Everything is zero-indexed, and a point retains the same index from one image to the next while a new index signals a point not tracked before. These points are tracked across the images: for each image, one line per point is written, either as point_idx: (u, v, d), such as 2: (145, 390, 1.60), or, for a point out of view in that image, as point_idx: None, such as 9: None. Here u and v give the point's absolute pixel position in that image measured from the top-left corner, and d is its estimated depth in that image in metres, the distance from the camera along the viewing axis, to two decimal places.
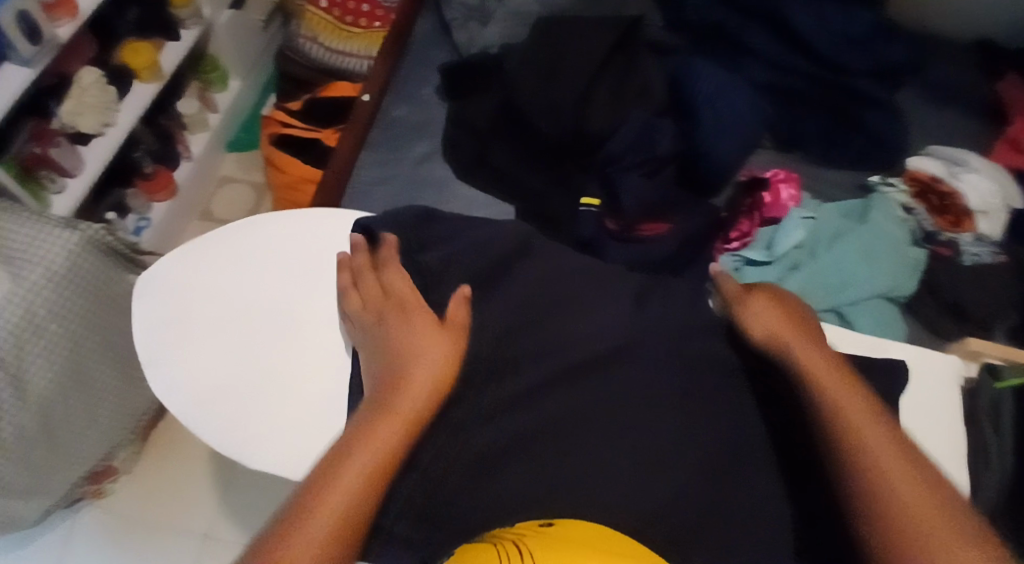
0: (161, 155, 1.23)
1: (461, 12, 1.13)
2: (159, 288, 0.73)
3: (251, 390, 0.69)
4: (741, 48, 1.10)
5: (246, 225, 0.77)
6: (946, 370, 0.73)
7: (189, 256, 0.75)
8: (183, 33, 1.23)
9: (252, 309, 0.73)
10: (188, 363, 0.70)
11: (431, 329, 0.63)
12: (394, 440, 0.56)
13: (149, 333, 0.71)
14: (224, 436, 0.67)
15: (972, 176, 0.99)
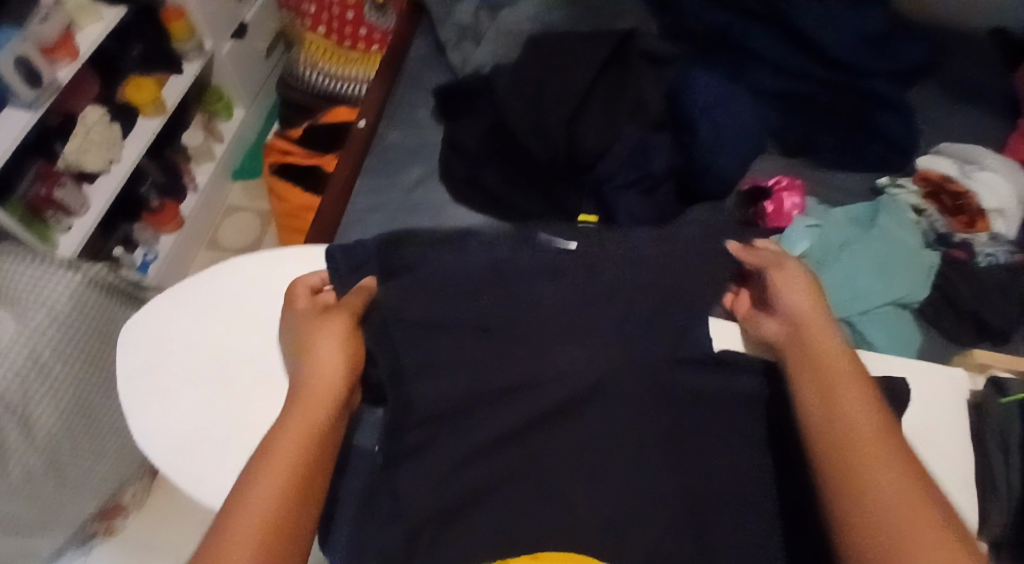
0: (167, 187, 1.25)
1: (455, 33, 1.12)
2: (144, 335, 0.72)
3: (232, 434, 0.67)
4: (738, 55, 1.07)
5: (229, 268, 0.76)
6: (957, 382, 0.70)
7: (172, 302, 0.74)
8: (186, 66, 1.24)
9: (233, 353, 0.71)
10: (169, 411, 0.68)
11: (331, 332, 0.61)
12: (303, 434, 0.53)
13: (130, 381, 0.70)
14: (205, 483, 0.65)
15: (986, 175, 0.95)
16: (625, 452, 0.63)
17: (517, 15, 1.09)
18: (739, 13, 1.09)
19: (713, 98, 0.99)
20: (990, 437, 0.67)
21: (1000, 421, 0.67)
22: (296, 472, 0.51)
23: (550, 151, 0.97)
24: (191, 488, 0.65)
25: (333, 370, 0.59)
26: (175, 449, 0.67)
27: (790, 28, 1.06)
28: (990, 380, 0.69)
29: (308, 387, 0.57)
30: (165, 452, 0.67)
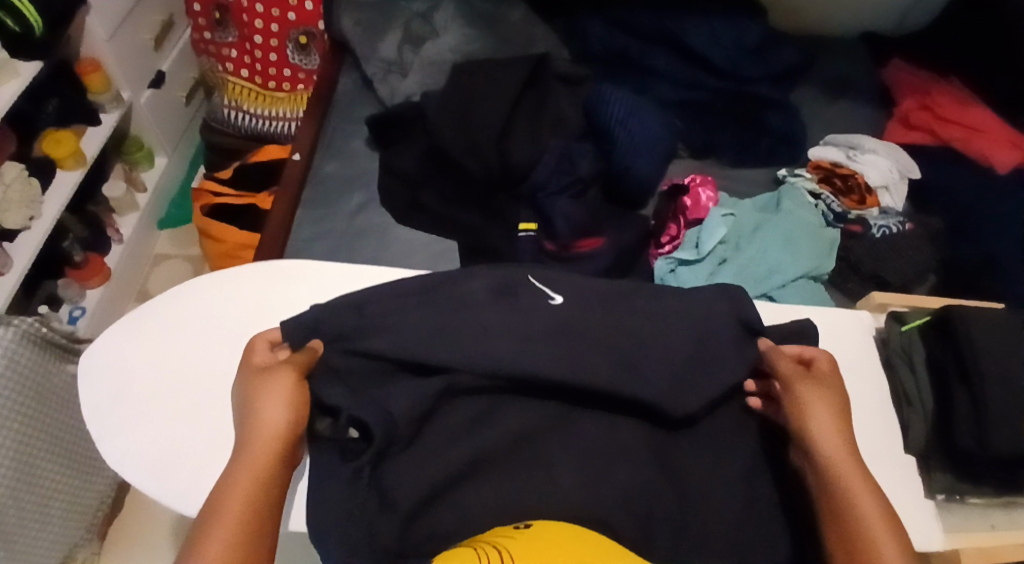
0: (91, 242, 1.21)
1: (381, 67, 1.16)
2: (106, 363, 0.74)
3: (208, 447, 0.70)
4: (646, 70, 1.17)
5: (184, 292, 0.79)
6: (862, 320, 0.81)
7: (130, 328, 0.76)
8: (104, 117, 1.22)
9: (199, 370, 0.74)
10: (143, 431, 0.70)
11: (276, 395, 0.62)
12: (247, 496, 0.56)
13: (98, 409, 0.71)
14: (183, 495, 0.68)
15: (869, 157, 1.08)
16: (589, 413, 0.68)
17: (439, 47, 1.16)
18: (641, 33, 1.18)
19: (626, 110, 1.07)
20: (897, 361, 0.77)
21: (901, 342, 0.78)
22: (239, 547, 0.54)
23: (486, 165, 1.02)
24: (170, 501, 0.68)
25: (279, 432, 0.60)
26: (150, 467, 0.69)
27: (689, 42, 1.16)
28: (889, 313, 0.81)
29: (252, 451, 0.59)
30: (140, 472, 0.69)
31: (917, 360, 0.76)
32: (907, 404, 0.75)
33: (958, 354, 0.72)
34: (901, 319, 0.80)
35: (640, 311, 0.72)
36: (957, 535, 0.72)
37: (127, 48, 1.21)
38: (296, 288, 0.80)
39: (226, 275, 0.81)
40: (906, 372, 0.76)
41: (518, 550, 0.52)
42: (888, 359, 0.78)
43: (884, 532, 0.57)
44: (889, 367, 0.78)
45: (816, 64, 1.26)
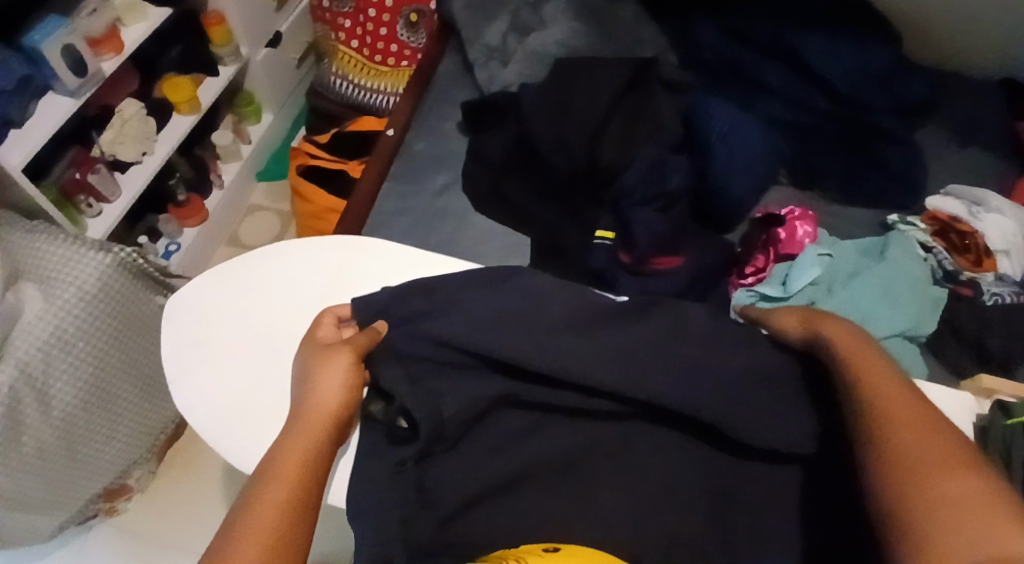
0: (195, 183, 1.28)
1: (484, 52, 1.15)
2: (188, 308, 0.77)
3: (270, 408, 0.72)
4: (757, 88, 1.10)
5: (267, 253, 0.81)
6: (964, 400, 0.75)
7: (214, 279, 0.79)
8: (222, 69, 1.27)
9: (272, 331, 0.76)
10: (213, 381, 0.73)
11: (337, 368, 0.63)
12: (298, 464, 0.55)
13: (176, 351, 0.75)
14: (234, 449, 0.70)
15: (991, 217, 0.98)
16: (645, 443, 0.65)
17: (545, 39, 1.13)
18: (759, 48, 1.11)
19: (728, 124, 1.01)
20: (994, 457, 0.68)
21: (1001, 436, 0.69)
22: (292, 503, 0.52)
23: (572, 164, 0.99)
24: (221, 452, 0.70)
25: (334, 407, 0.60)
26: (215, 417, 0.72)
27: (809, 65, 1.08)
28: (995, 403, 0.72)
29: (307, 416, 0.59)
30: (206, 419, 0.72)
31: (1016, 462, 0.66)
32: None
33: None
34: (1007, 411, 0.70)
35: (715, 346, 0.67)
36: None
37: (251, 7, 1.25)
38: (373, 263, 0.81)
39: (313, 241, 0.83)
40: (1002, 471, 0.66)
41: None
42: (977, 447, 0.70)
43: (889, 389, 0.55)
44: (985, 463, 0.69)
45: (948, 106, 1.16)
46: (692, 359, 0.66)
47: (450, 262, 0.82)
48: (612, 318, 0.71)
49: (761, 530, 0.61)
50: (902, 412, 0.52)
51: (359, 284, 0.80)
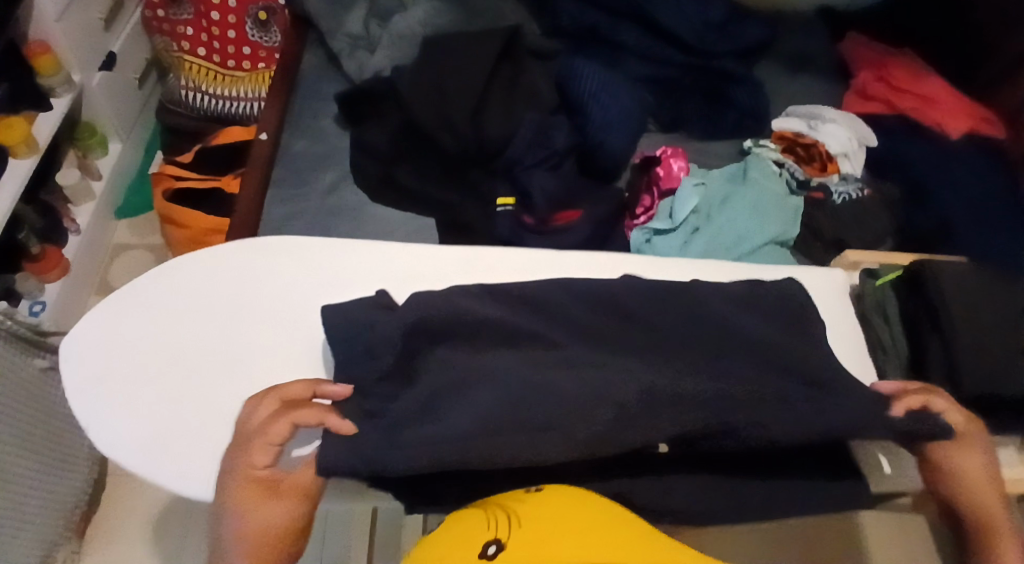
0: (47, 231, 1.16)
1: (347, 42, 1.14)
2: (86, 345, 0.63)
3: (215, 425, 0.61)
4: (615, 45, 1.18)
5: (169, 271, 0.67)
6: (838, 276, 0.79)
7: (114, 307, 0.65)
8: (54, 101, 1.17)
9: (192, 350, 0.64)
10: (131, 412, 0.61)
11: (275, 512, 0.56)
12: (265, 509, 0.56)
13: (82, 392, 0.62)
14: (183, 477, 0.59)
15: (828, 127, 1.13)
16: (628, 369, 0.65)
17: (409, 20, 1.12)
18: (610, 8, 1.19)
19: (598, 83, 1.07)
20: (873, 317, 0.75)
21: (874, 297, 0.76)
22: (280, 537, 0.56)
23: (461, 142, 1.00)
24: (163, 483, 0.59)
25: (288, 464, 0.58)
26: (149, 452, 0.59)
27: (656, 17, 1.18)
28: (862, 269, 0.79)
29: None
30: (133, 457, 0.59)
31: (891, 313, 0.74)
32: (882, 353, 0.74)
33: (931, 307, 0.71)
34: (874, 274, 0.78)
35: (688, 311, 0.68)
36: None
37: (76, 29, 1.16)
38: (295, 259, 0.69)
39: (257, 240, 0.70)
40: (881, 323, 0.75)
41: (521, 515, 0.57)
42: (863, 312, 0.76)
43: (987, 493, 0.62)
44: (864, 321, 0.76)
45: (781, 38, 1.29)
46: (692, 322, 0.67)
47: (380, 248, 0.71)
48: (625, 312, 0.68)
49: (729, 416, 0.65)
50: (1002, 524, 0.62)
51: (286, 280, 0.68)
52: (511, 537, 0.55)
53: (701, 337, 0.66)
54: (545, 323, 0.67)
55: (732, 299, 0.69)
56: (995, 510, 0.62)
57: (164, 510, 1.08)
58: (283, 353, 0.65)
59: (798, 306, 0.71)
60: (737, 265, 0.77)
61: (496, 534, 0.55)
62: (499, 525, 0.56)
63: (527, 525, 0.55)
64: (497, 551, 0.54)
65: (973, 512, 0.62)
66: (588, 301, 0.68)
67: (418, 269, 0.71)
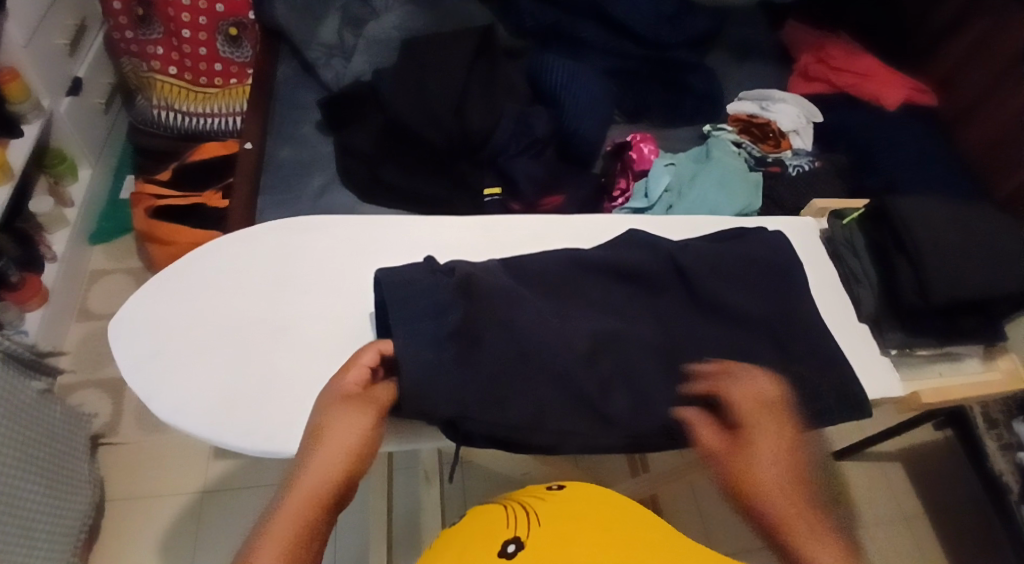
0: (25, 260, 1.14)
1: (322, 52, 1.18)
2: (135, 328, 0.70)
3: (267, 386, 0.67)
4: (576, 41, 1.25)
5: (202, 258, 0.75)
6: (808, 223, 0.88)
7: (157, 293, 0.72)
8: (25, 128, 1.15)
9: (236, 324, 0.71)
10: (189, 383, 0.67)
11: (353, 420, 0.58)
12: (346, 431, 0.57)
13: (138, 368, 0.68)
14: (249, 432, 0.65)
15: (779, 106, 1.23)
16: (634, 308, 0.72)
17: (384, 26, 1.18)
18: (568, 6, 1.27)
19: (567, 75, 1.14)
20: (844, 253, 0.84)
21: (843, 235, 0.84)
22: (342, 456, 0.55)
23: (446, 136, 1.05)
24: (233, 443, 0.65)
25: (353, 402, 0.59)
26: (210, 415, 0.66)
27: (613, 14, 1.26)
28: (831, 213, 0.87)
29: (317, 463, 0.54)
30: (195, 421, 0.65)
31: (858, 247, 0.82)
32: (856, 282, 0.81)
33: (896, 233, 0.78)
34: (841, 216, 0.87)
35: (687, 259, 0.74)
36: (913, 380, 0.79)
37: (43, 55, 1.16)
38: (319, 236, 0.77)
39: (280, 224, 0.78)
40: (852, 258, 0.83)
41: (543, 512, 0.55)
42: (834, 251, 0.84)
43: (758, 455, 0.55)
44: (838, 259, 0.84)
45: (726, 28, 1.39)
46: (694, 269, 0.74)
47: (397, 222, 0.79)
48: (636, 267, 0.73)
49: (736, 349, 0.71)
50: (773, 485, 0.52)
51: (315, 256, 0.76)
52: (532, 536, 0.52)
53: (708, 282, 0.73)
54: (566, 273, 0.73)
55: (717, 243, 0.78)
56: (764, 472, 0.53)
57: (170, 528, 1.07)
58: (327, 317, 0.72)
59: (780, 247, 0.78)
60: (719, 221, 0.85)
61: (516, 533, 0.53)
62: (520, 525, 0.55)
63: (550, 524, 0.53)
64: (516, 549, 0.52)
65: (742, 478, 0.54)
66: (598, 255, 0.74)
67: (436, 240, 0.79)
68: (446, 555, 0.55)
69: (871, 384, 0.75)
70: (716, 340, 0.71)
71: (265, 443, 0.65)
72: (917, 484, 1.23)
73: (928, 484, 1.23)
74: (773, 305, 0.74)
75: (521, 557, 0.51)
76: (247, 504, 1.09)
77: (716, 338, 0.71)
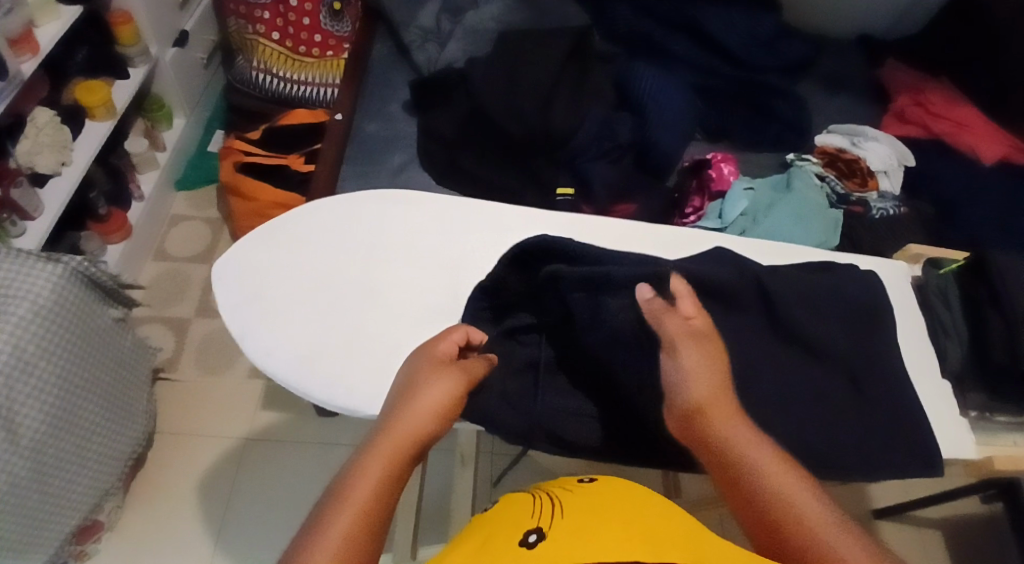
0: (114, 195, 1.19)
1: (418, 35, 1.20)
2: (236, 273, 0.74)
3: (354, 346, 0.71)
4: (669, 55, 1.25)
5: (305, 216, 0.79)
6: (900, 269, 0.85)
7: (258, 243, 0.76)
8: (132, 71, 1.21)
9: (331, 284, 0.74)
10: (280, 332, 0.71)
11: (426, 406, 0.56)
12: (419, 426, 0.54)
13: (235, 311, 0.72)
14: (330, 388, 0.69)
15: (871, 145, 1.19)
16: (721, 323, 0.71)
17: (482, 17, 1.20)
18: (664, 20, 1.27)
19: (656, 87, 1.13)
20: (935, 302, 0.81)
21: (937, 284, 0.82)
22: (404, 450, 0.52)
23: (528, 129, 1.06)
24: (316, 394, 0.69)
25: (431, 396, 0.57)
26: (296, 365, 0.70)
27: (709, 33, 1.25)
28: (927, 260, 0.84)
29: (394, 430, 0.53)
30: (283, 369, 0.69)
31: (952, 298, 0.81)
32: (944, 334, 0.79)
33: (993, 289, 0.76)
34: (937, 264, 0.84)
35: (776, 283, 0.73)
36: (987, 445, 0.74)
37: (157, 6, 1.22)
38: (417, 210, 0.80)
39: (382, 194, 0.81)
40: (942, 308, 0.81)
41: (565, 507, 0.54)
42: (924, 299, 0.82)
43: (786, 475, 0.51)
44: (928, 309, 0.82)
45: (823, 61, 1.36)
46: (787, 295, 0.72)
47: (491, 206, 0.81)
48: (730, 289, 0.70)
49: (802, 381, 0.70)
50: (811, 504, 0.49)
51: (411, 228, 0.79)
52: (554, 527, 0.51)
53: (795, 311, 0.71)
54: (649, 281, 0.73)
55: (806, 270, 0.77)
56: (793, 490, 0.50)
57: (210, 470, 1.10)
58: (421, 291, 0.75)
59: (860, 283, 0.76)
60: (798, 251, 0.83)
61: (539, 523, 0.53)
62: (543, 515, 0.54)
63: (570, 516, 0.52)
64: (538, 540, 0.51)
65: (770, 496, 0.50)
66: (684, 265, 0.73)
67: (524, 228, 0.81)
68: (468, 545, 0.54)
69: (942, 441, 0.73)
70: (789, 368, 0.70)
71: (347, 400, 0.68)
72: (959, 557, 1.18)
73: (971, 559, 1.18)
74: (840, 342, 0.72)
75: (541, 547, 0.50)
76: (285, 460, 1.12)
77: (787, 367, 0.70)
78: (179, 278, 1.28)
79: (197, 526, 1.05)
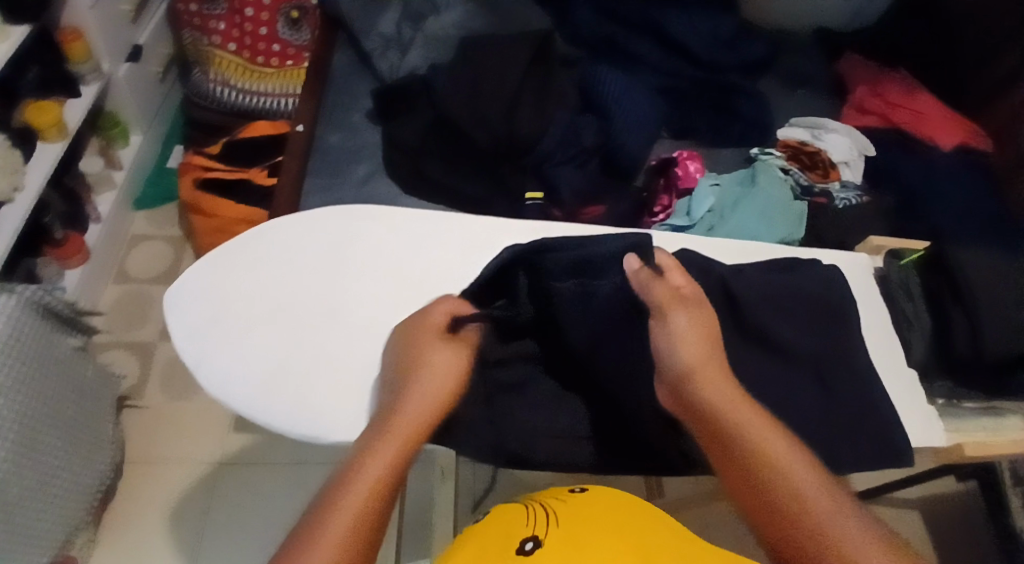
0: (70, 217, 1.15)
1: (379, 43, 1.18)
2: (192, 300, 0.72)
3: (317, 372, 0.69)
4: (630, 55, 1.25)
5: (261, 237, 0.76)
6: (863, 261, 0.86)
7: (214, 267, 0.74)
8: (83, 89, 1.18)
9: (291, 308, 0.73)
10: (239, 361, 0.69)
11: (423, 403, 0.59)
12: (411, 426, 0.57)
13: (191, 340, 0.70)
14: (294, 414, 0.67)
15: (831, 137, 1.20)
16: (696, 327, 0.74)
17: (443, 23, 1.19)
18: (624, 20, 1.27)
19: (619, 88, 1.13)
20: (901, 295, 0.82)
21: (900, 275, 0.83)
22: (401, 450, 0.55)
23: (494, 136, 1.05)
24: (279, 422, 0.67)
25: (427, 392, 0.60)
26: (258, 394, 0.68)
27: (670, 31, 1.25)
28: (887, 252, 0.85)
29: (393, 430, 0.56)
30: (243, 399, 0.68)
31: (916, 291, 0.82)
32: (907, 326, 0.81)
33: (952, 281, 0.78)
34: (899, 255, 0.85)
35: (745, 284, 0.73)
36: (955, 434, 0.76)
37: (107, 19, 1.18)
38: (377, 227, 0.79)
39: (341, 211, 0.79)
40: (907, 300, 0.82)
41: (561, 515, 0.54)
42: (888, 292, 0.83)
43: (785, 456, 0.54)
44: (891, 301, 0.83)
45: (782, 55, 1.38)
46: (754, 296, 0.73)
47: (452, 220, 0.80)
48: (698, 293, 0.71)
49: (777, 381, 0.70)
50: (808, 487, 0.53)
51: (372, 246, 0.77)
52: (550, 535, 0.51)
53: (762, 312, 0.72)
54: None
55: (773, 270, 0.77)
56: (793, 473, 0.53)
57: (183, 495, 1.08)
58: (384, 311, 0.74)
59: (826, 279, 0.77)
60: (765, 250, 0.84)
61: (534, 532, 0.52)
62: (538, 524, 0.53)
63: (566, 525, 0.52)
64: (535, 548, 0.50)
65: (768, 476, 0.53)
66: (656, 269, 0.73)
67: (488, 241, 0.80)
68: (461, 553, 0.54)
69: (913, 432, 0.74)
70: (761, 368, 0.71)
71: (311, 427, 0.67)
72: (932, 539, 1.20)
73: (944, 540, 1.20)
74: (810, 338, 0.73)
75: (539, 553, 0.49)
76: (260, 481, 1.10)
77: (760, 368, 0.71)
78: (142, 300, 1.25)
79: (174, 554, 1.03)
